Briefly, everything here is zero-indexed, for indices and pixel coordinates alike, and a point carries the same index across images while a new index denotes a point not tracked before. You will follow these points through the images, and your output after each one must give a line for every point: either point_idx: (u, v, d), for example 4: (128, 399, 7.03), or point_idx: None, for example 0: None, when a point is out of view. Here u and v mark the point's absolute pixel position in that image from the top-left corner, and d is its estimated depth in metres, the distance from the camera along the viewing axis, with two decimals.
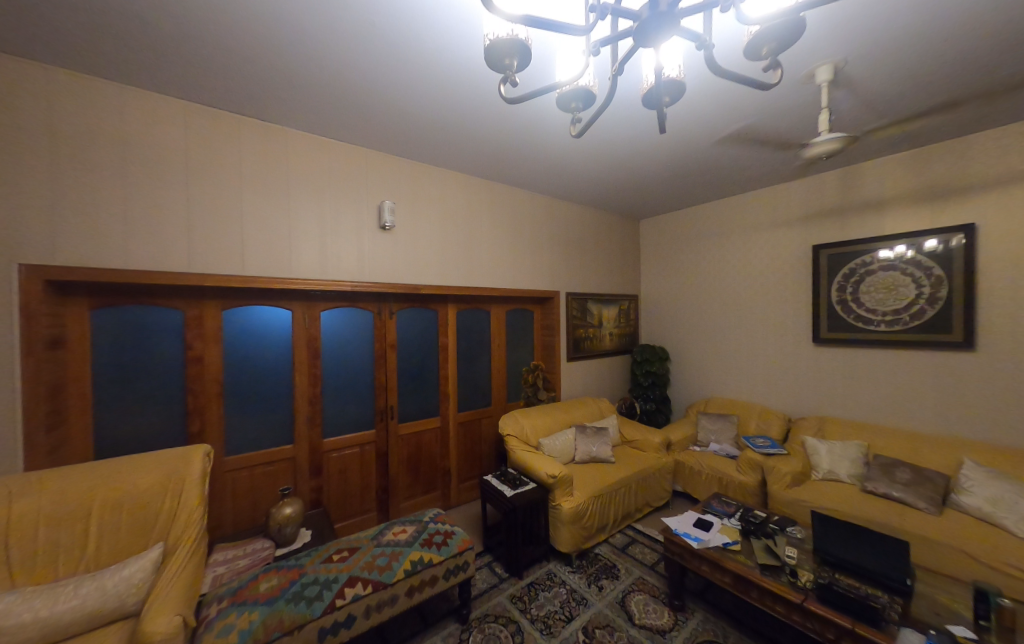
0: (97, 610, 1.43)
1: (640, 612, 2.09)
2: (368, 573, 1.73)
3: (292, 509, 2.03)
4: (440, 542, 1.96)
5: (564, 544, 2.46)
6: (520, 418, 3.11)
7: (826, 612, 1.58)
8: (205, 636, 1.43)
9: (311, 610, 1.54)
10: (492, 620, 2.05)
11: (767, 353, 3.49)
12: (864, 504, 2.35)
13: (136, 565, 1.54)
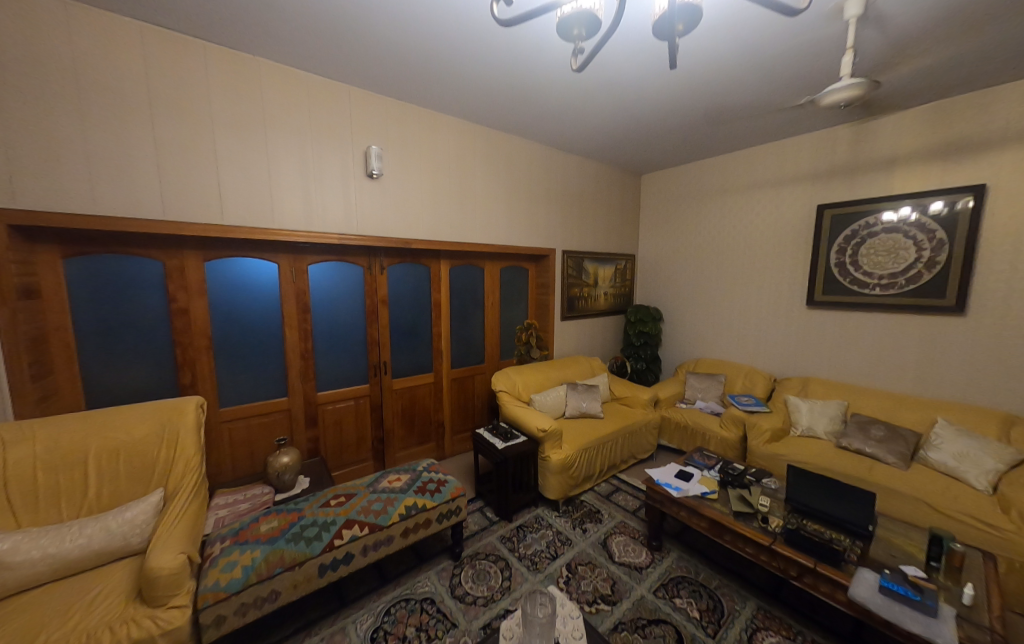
0: (104, 547, 1.50)
1: (620, 552, 2.25)
2: (364, 516, 1.81)
3: (290, 458, 2.10)
4: (434, 489, 2.05)
5: (552, 492, 2.59)
6: (512, 374, 3.16)
7: (792, 553, 1.69)
8: (210, 571, 1.51)
9: (310, 549, 1.63)
10: (482, 558, 2.20)
11: (760, 315, 3.51)
12: (838, 458, 2.47)
13: (140, 508, 1.60)
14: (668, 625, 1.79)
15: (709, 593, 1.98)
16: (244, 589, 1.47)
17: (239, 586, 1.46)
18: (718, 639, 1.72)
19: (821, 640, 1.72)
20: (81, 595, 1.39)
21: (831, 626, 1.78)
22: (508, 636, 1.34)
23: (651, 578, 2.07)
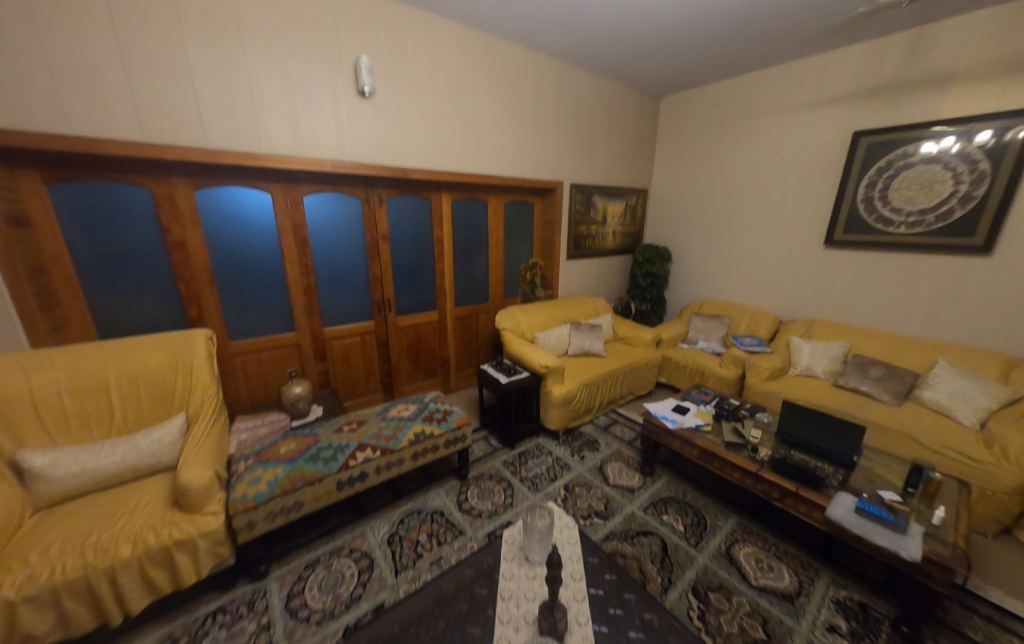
0: (138, 463, 1.63)
1: (615, 475, 2.42)
2: (375, 441, 1.93)
3: (302, 389, 2.20)
4: (440, 418, 2.16)
5: (552, 423, 2.72)
6: (516, 312, 3.17)
7: (777, 478, 1.80)
8: (237, 485, 1.65)
9: (327, 468, 1.76)
10: (486, 479, 2.37)
11: (774, 254, 3.39)
12: (833, 396, 2.53)
13: (165, 430, 1.71)
14: (655, 536, 1.97)
15: (694, 511, 2.15)
16: (270, 501, 1.61)
17: (265, 498, 1.60)
18: (700, 549, 1.91)
19: (793, 551, 1.90)
20: (123, 503, 1.54)
21: (804, 539, 1.96)
22: (509, 541, 1.48)
23: (642, 498, 2.24)
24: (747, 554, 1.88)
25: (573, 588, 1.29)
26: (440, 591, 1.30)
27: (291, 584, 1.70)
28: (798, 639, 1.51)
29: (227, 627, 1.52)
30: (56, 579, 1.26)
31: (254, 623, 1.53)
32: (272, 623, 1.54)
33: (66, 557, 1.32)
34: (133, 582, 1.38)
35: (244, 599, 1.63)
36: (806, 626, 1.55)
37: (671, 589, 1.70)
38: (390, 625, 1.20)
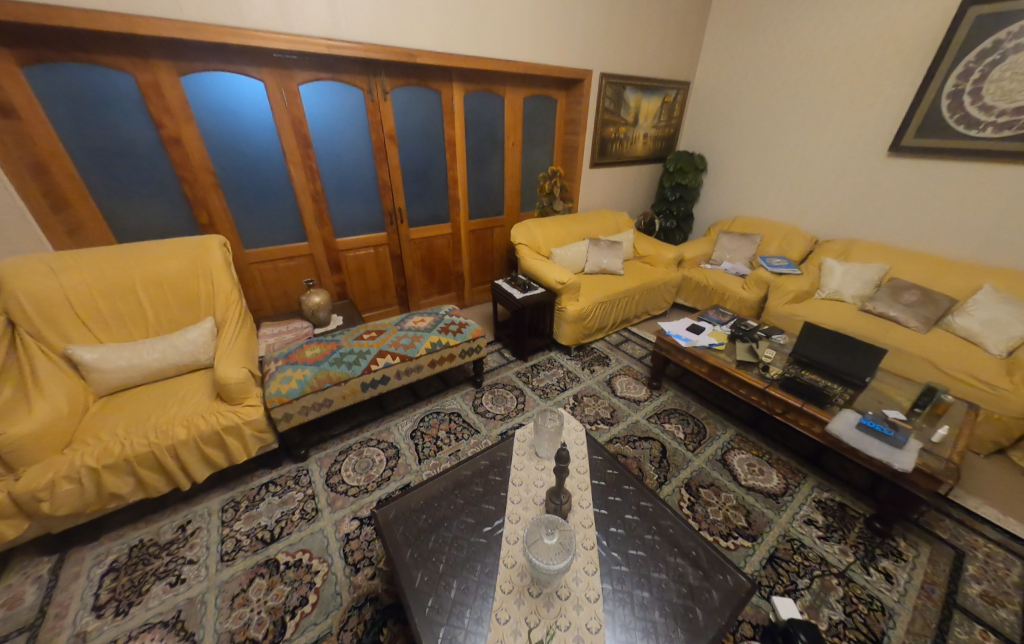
0: (178, 360, 1.77)
1: (623, 388, 2.53)
2: (394, 348, 2.01)
3: (321, 299, 2.25)
4: (456, 330, 2.21)
5: (565, 338, 2.77)
6: (533, 225, 3.02)
7: (783, 395, 1.84)
8: (270, 382, 1.78)
9: (351, 370, 1.87)
10: (500, 387, 2.52)
11: (824, 164, 3.02)
12: (858, 320, 2.46)
13: (197, 331, 1.82)
14: (655, 441, 2.12)
15: (696, 421, 2.27)
16: (302, 397, 1.75)
17: (297, 394, 1.73)
18: (697, 453, 2.05)
19: (785, 458, 2.03)
20: (171, 394, 1.70)
21: (797, 449, 2.07)
22: (521, 439, 1.61)
23: (647, 409, 2.36)
24: (741, 459, 2.02)
25: (578, 478, 1.43)
26: (458, 476, 1.47)
27: (329, 466, 1.93)
28: (776, 528, 1.69)
29: (279, 495, 1.78)
30: (128, 452, 1.45)
31: (301, 493, 1.79)
32: (316, 494, 1.79)
33: (132, 436, 1.51)
34: (193, 458, 1.59)
35: (290, 475, 1.88)
36: (786, 519, 1.72)
37: (666, 483, 1.88)
38: (416, 500, 1.38)
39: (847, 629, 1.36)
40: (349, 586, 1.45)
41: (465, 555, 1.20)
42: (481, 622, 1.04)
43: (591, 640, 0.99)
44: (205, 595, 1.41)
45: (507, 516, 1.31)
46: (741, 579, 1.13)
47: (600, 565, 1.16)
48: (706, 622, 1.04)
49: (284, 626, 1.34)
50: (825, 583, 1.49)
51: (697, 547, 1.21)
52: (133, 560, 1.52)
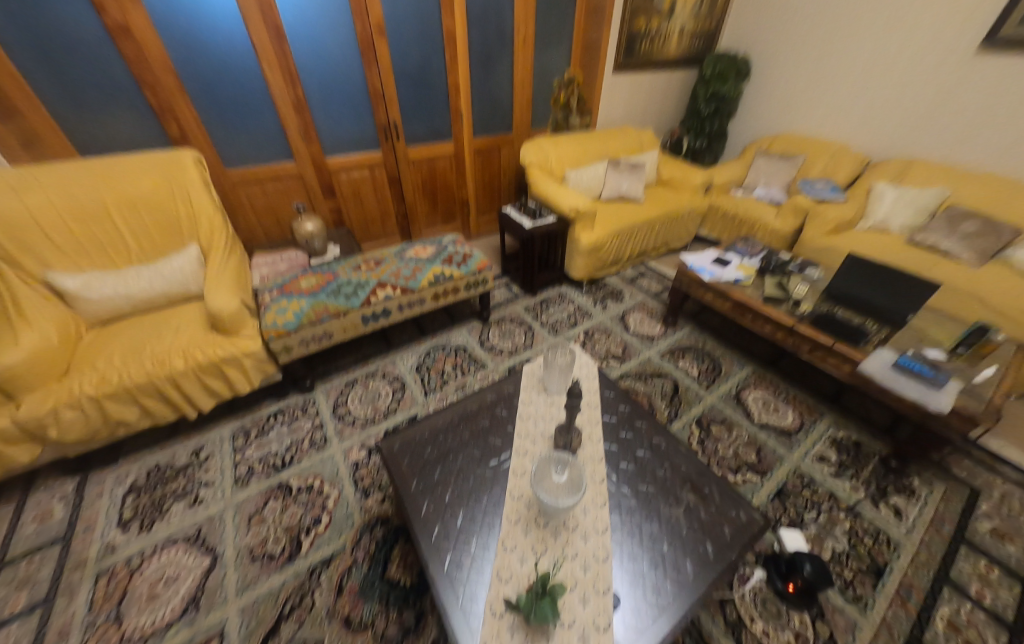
0: (167, 290, 1.68)
1: (636, 325, 2.42)
2: (395, 280, 1.88)
3: (314, 228, 2.10)
4: (460, 261, 2.06)
5: (577, 273, 2.60)
6: (546, 144, 2.70)
7: (812, 333, 1.70)
8: (266, 313, 1.69)
9: (350, 303, 1.76)
10: (508, 321, 2.42)
11: (893, 65, 2.55)
12: (903, 252, 2.22)
13: (183, 259, 1.70)
14: (668, 377, 2.05)
15: (711, 359, 2.18)
16: (300, 329, 1.66)
17: (294, 327, 1.65)
18: (711, 390, 1.99)
19: (803, 397, 1.95)
20: (165, 324, 1.63)
21: (816, 388, 1.99)
22: (529, 374, 1.54)
23: (660, 345, 2.26)
24: (756, 397, 1.95)
25: (588, 414, 1.37)
26: (464, 410, 1.42)
27: (335, 397, 1.92)
28: (787, 463, 1.66)
29: (288, 424, 1.79)
30: (126, 381, 1.42)
31: (309, 422, 1.80)
32: (324, 423, 1.80)
33: (129, 366, 1.46)
34: (195, 388, 1.56)
35: (297, 405, 1.88)
36: (798, 455, 1.69)
37: (676, 419, 1.84)
38: (421, 432, 1.35)
39: (850, 559, 1.37)
40: (360, 509, 1.48)
41: (472, 486, 1.18)
42: (487, 549, 1.03)
43: (598, 568, 0.98)
44: (223, 514, 1.46)
45: (515, 450, 1.27)
46: (755, 516, 1.09)
47: (609, 499, 1.13)
48: (717, 555, 1.02)
49: (300, 543, 1.39)
50: (832, 516, 1.48)
51: (711, 485, 1.17)
52: (151, 482, 1.56)
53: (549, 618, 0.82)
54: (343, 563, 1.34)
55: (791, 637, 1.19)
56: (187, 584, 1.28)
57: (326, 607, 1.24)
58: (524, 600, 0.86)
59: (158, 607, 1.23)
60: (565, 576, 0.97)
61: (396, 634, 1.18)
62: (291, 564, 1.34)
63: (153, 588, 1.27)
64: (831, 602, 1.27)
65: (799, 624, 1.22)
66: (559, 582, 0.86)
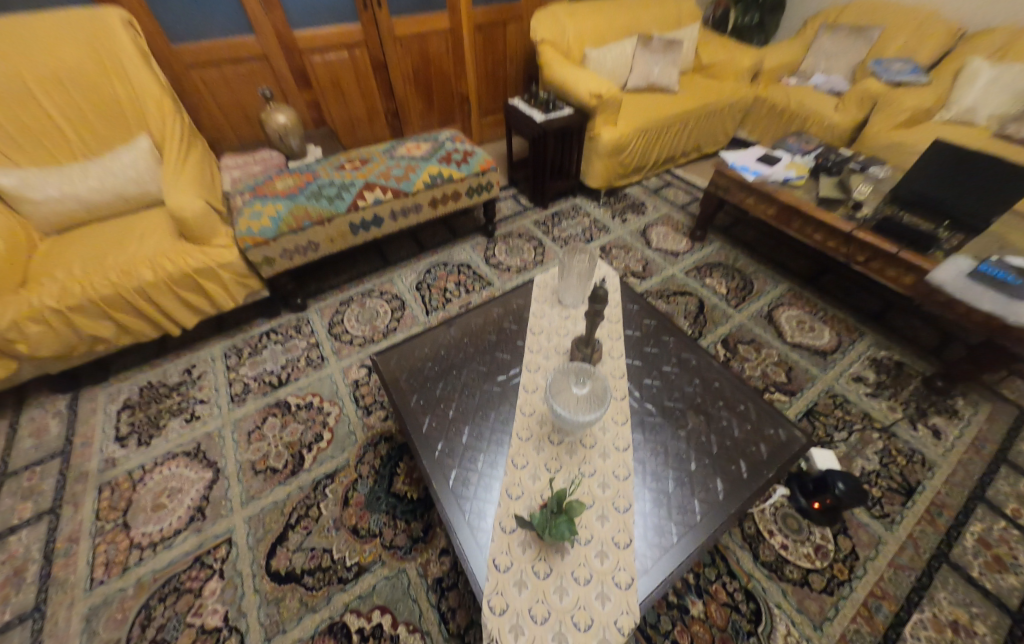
0: (123, 191, 1.46)
1: (659, 239, 2.16)
2: (385, 181, 1.62)
3: (287, 119, 1.80)
4: (460, 160, 1.76)
5: (594, 180, 2.28)
6: (563, 16, 2.21)
7: (872, 239, 1.46)
8: (240, 219, 1.47)
9: (334, 207, 1.53)
10: (515, 237, 2.18)
11: None
12: (989, 147, 1.86)
13: (135, 153, 1.46)
14: (693, 296, 1.86)
15: (742, 276, 1.96)
16: (279, 237, 1.46)
17: (273, 233, 1.44)
18: (740, 309, 1.80)
19: (842, 316, 1.77)
20: (127, 232, 1.44)
21: (858, 307, 1.79)
22: (541, 286, 1.36)
23: (686, 262, 2.03)
24: (790, 316, 1.77)
25: (609, 328, 1.21)
26: (468, 325, 1.27)
27: (330, 316, 1.78)
28: (820, 384, 1.53)
29: (281, 343, 1.68)
30: (91, 293, 1.27)
31: (304, 341, 1.68)
32: (320, 342, 1.68)
33: (92, 276, 1.30)
34: (172, 303, 1.42)
35: (291, 324, 1.75)
36: (832, 375, 1.56)
37: (700, 339, 1.69)
38: (421, 348, 1.22)
39: (880, 478, 1.29)
40: (362, 426, 1.42)
41: (478, 402, 1.07)
42: (495, 466, 0.94)
43: (619, 486, 0.88)
44: (221, 430, 1.41)
45: (525, 365, 1.13)
46: (796, 435, 0.97)
47: (631, 416, 1.01)
48: (752, 474, 0.91)
49: (302, 458, 1.34)
50: (864, 436, 1.38)
51: (747, 402, 1.04)
52: (145, 399, 1.50)
53: (567, 536, 0.73)
54: (348, 476, 1.30)
55: (811, 551, 1.15)
56: (190, 496, 1.26)
57: (332, 517, 1.21)
58: (538, 519, 0.76)
59: (164, 517, 1.21)
60: (583, 493, 0.87)
61: (404, 543, 1.16)
62: (295, 477, 1.30)
63: (157, 498, 1.25)
64: (856, 519, 1.21)
65: (820, 538, 1.18)
66: (576, 500, 0.76)
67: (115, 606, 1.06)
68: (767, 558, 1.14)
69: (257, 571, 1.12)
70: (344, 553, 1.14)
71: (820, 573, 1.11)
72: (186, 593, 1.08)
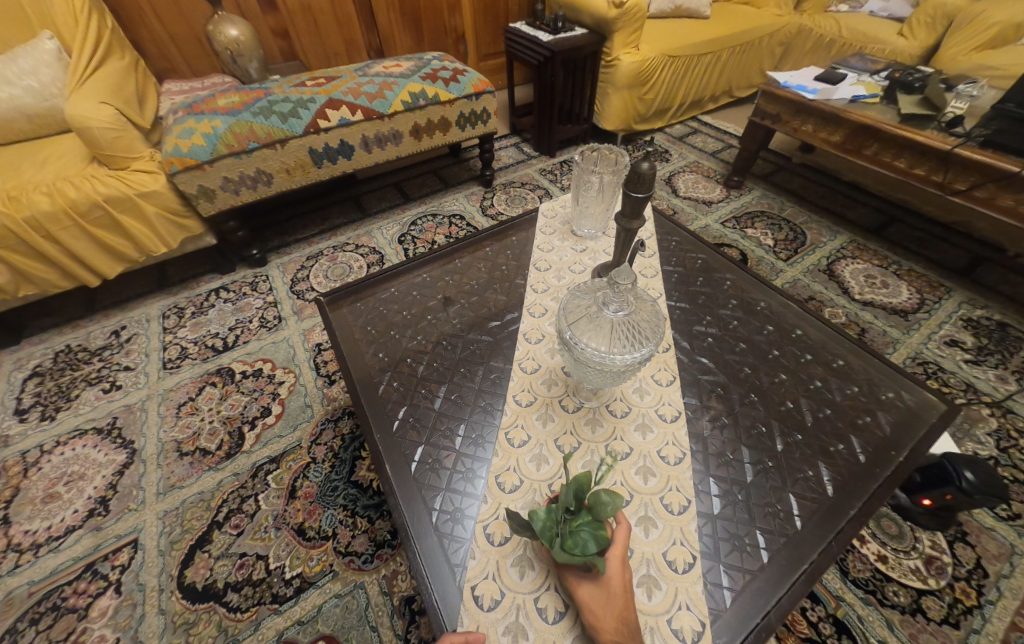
0: (22, 105, 1.16)
1: (688, 188, 1.83)
2: (353, 99, 1.31)
3: (241, 35, 1.49)
4: (448, 79, 1.44)
5: (609, 121, 1.94)
6: None
7: (980, 158, 1.12)
8: (168, 138, 1.17)
9: (288, 127, 1.23)
10: (517, 186, 1.86)
11: None
12: None
13: (35, 57, 1.16)
14: (732, 248, 1.53)
15: (791, 226, 1.62)
16: (217, 161, 1.16)
17: (208, 155, 1.14)
18: (792, 263, 1.48)
19: (921, 270, 1.43)
20: (30, 156, 1.15)
21: (939, 260, 1.45)
22: (549, 216, 1.04)
23: (721, 212, 1.70)
24: (856, 270, 1.44)
25: (641, 262, 0.90)
26: (451, 264, 0.96)
27: (294, 271, 1.49)
28: (903, 349, 1.21)
29: (233, 301, 1.39)
30: None
31: (261, 300, 1.39)
32: (279, 301, 1.39)
33: None
34: (84, 243, 1.13)
35: (246, 281, 1.45)
36: (918, 339, 1.23)
37: None
38: (387, 292, 0.91)
39: (1001, 467, 0.97)
40: (322, 398, 1.13)
41: (459, 357, 0.76)
42: (481, 443, 0.63)
43: (669, 473, 0.57)
44: (146, 403, 1.12)
45: (527, 309, 0.82)
46: (929, 400, 0.66)
47: (680, 375, 0.70)
48: (871, 457, 0.60)
49: (242, 437, 1.05)
50: (970, 414, 1.06)
51: (845, 356, 0.72)
52: (59, 365, 1.22)
53: (594, 551, 0.42)
54: (298, 461, 1.00)
55: (921, 565, 0.84)
56: (95, 483, 0.97)
57: (273, 513, 0.92)
58: (540, 520, 0.44)
59: (56, 510, 0.93)
60: (613, 484, 0.56)
61: (365, 549, 0.86)
62: (231, 461, 1.01)
63: (52, 487, 0.97)
64: (974, 521, 0.90)
65: (930, 548, 0.86)
66: (608, 491, 0.44)
67: None
68: (860, 574, 0.83)
69: (165, 584, 0.83)
70: (284, 561, 0.85)
71: (937, 596, 0.80)
72: (67, 614, 0.80)
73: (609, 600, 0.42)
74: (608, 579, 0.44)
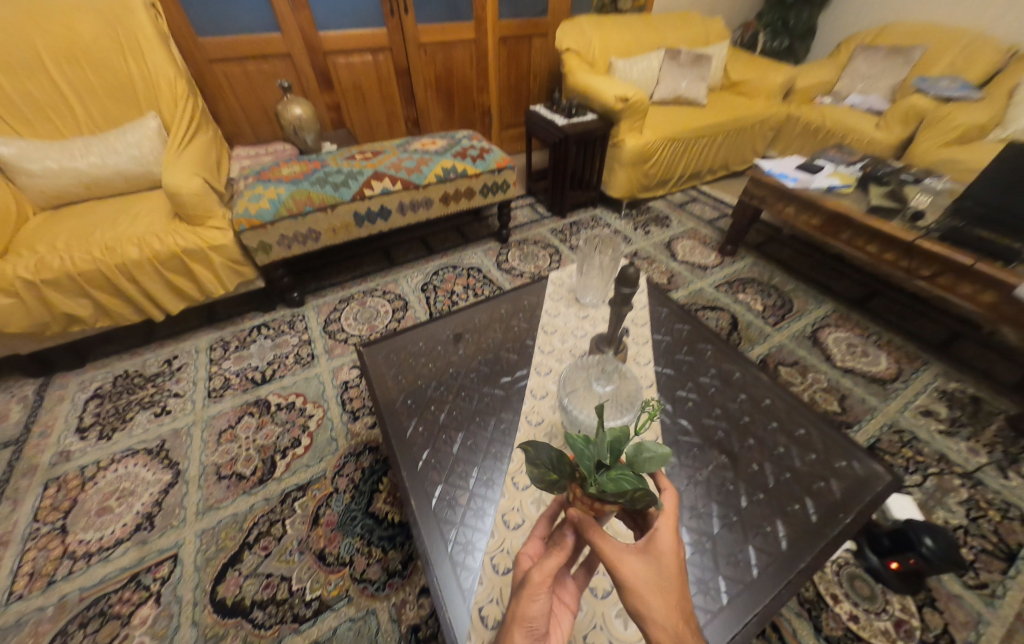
0: (124, 171, 1.41)
1: (686, 253, 2.01)
2: (394, 172, 1.54)
3: (303, 113, 1.75)
4: (476, 156, 1.68)
5: (615, 190, 2.17)
6: (589, 27, 2.20)
7: (939, 250, 1.27)
8: (239, 201, 1.40)
9: (339, 194, 1.44)
10: (531, 244, 2.06)
11: None
12: None
13: (141, 132, 1.42)
14: (724, 311, 1.68)
15: (779, 293, 1.77)
16: (277, 221, 1.37)
17: (271, 217, 1.35)
18: (779, 328, 1.61)
19: (900, 343, 1.54)
20: (123, 211, 1.37)
21: (918, 334, 1.57)
22: (557, 284, 1.21)
23: (715, 276, 1.86)
24: (838, 338, 1.56)
25: (634, 332, 1.04)
26: (470, 323, 1.12)
27: (327, 313, 1.66)
28: (880, 417, 1.30)
29: (272, 338, 1.55)
30: (68, 267, 1.17)
31: (297, 338, 1.55)
32: (313, 340, 1.55)
33: (74, 249, 1.21)
34: (158, 285, 1.32)
35: (284, 320, 1.63)
36: (895, 408, 1.33)
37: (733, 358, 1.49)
38: (415, 344, 1.06)
39: (969, 536, 1.04)
40: (346, 433, 1.25)
41: (475, 408, 0.89)
42: (491, 485, 0.75)
43: None
44: (191, 428, 1.26)
45: (534, 368, 0.96)
46: (876, 471, 0.76)
47: (662, 435, 0.82)
48: (822, 519, 0.70)
49: (274, 465, 1.17)
50: (943, 483, 1.14)
51: (806, 426, 0.84)
52: (118, 389, 1.37)
53: (629, 487, 0.45)
54: (322, 491, 1.12)
55: (890, 627, 0.90)
56: (143, 500, 1.10)
57: (297, 538, 1.02)
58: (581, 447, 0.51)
59: (107, 523, 1.05)
60: None
61: (378, 577, 0.96)
62: (262, 487, 1.12)
63: (105, 501, 1.09)
64: (944, 588, 0.96)
65: (900, 611, 0.92)
66: (650, 446, 0.49)
67: (27, 629, 0.88)
68: (833, 632, 0.90)
69: (199, 598, 0.92)
70: (305, 584, 0.95)
71: None
72: (112, 620, 0.89)
73: (658, 576, 0.44)
74: (658, 560, 0.45)
